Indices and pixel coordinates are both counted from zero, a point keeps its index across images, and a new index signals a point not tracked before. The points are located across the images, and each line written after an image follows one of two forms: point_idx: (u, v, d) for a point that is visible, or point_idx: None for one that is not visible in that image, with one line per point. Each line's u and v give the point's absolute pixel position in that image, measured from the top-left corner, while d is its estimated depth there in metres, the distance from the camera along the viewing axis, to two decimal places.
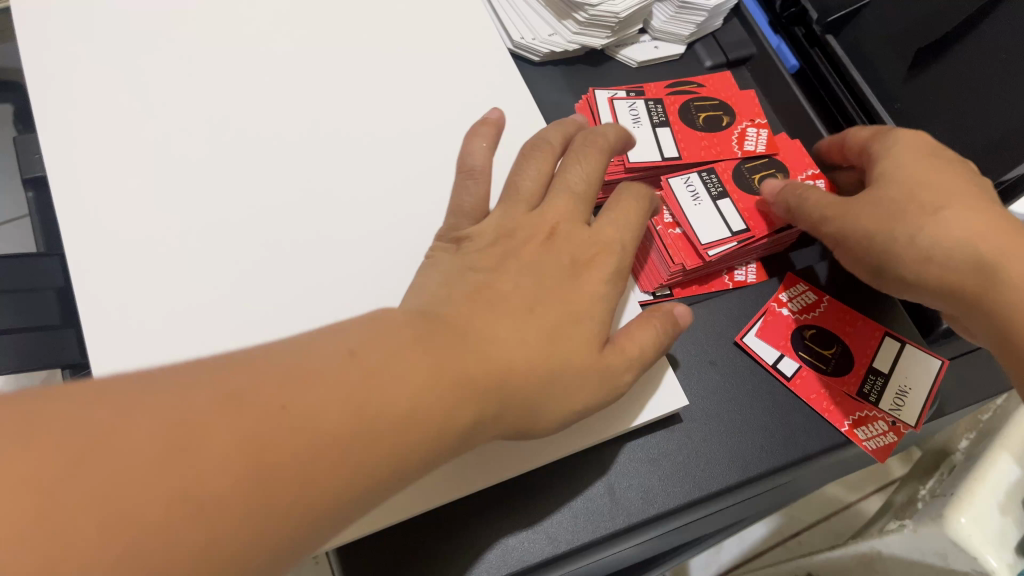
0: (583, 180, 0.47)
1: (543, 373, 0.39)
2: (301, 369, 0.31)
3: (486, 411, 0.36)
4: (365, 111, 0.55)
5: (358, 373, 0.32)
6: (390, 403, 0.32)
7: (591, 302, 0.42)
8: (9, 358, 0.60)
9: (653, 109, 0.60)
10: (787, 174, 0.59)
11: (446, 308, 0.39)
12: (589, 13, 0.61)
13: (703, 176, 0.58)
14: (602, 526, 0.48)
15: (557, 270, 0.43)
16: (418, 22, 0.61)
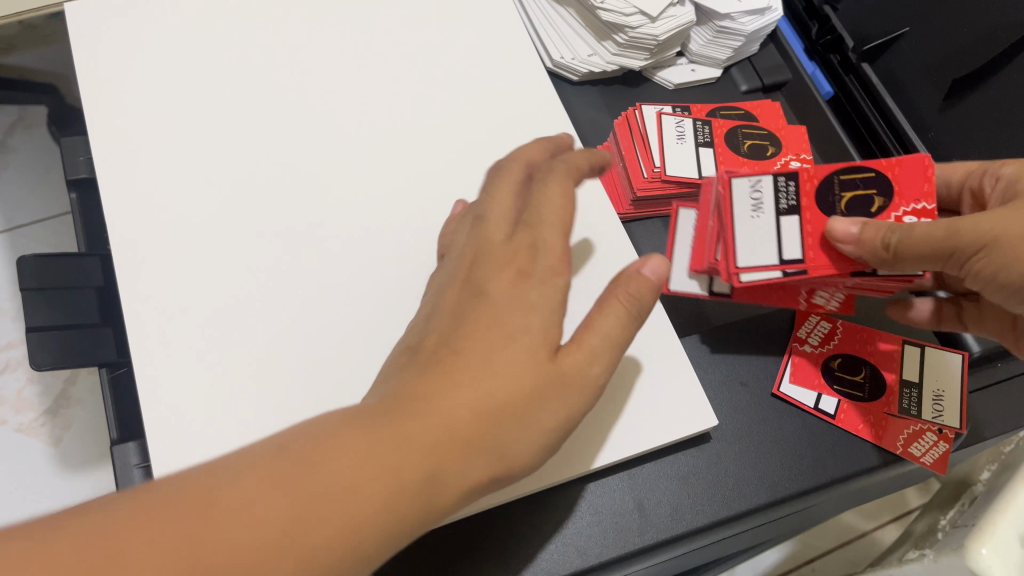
0: (508, 206, 0.39)
1: (563, 425, 0.36)
2: (305, 453, 0.29)
3: (494, 438, 0.33)
4: (407, 127, 0.58)
5: (338, 426, 0.31)
6: (405, 474, 0.30)
7: (550, 310, 0.36)
8: (47, 353, 0.61)
9: (699, 128, 0.60)
10: (887, 202, 0.49)
11: (442, 335, 0.36)
12: (628, 35, 0.62)
13: (779, 181, 0.50)
14: (630, 541, 0.48)
15: (496, 287, 0.36)
16: (459, 41, 0.63)
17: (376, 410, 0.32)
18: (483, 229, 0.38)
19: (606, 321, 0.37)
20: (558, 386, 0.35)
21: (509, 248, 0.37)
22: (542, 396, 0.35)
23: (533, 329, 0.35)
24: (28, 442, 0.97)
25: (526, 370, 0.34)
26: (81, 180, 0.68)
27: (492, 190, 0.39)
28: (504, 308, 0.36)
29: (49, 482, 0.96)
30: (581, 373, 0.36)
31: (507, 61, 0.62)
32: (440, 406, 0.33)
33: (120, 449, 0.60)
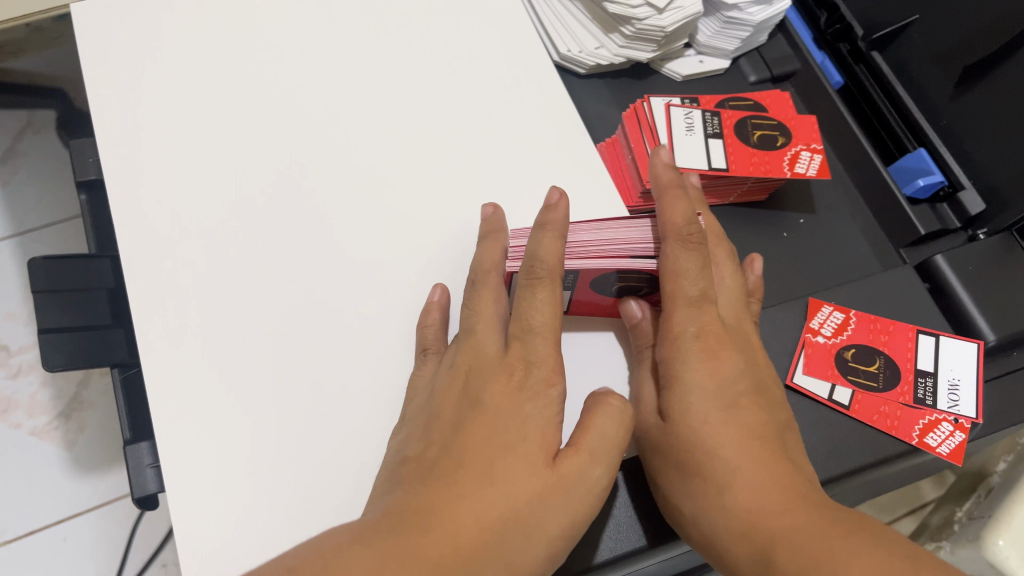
0: (492, 318, 0.45)
1: (563, 529, 0.40)
2: (347, 545, 0.35)
3: (500, 544, 0.38)
4: (415, 127, 0.58)
5: (381, 534, 0.36)
6: (427, 556, 0.35)
7: (550, 418, 0.42)
8: (60, 355, 0.61)
9: (709, 119, 0.60)
10: (789, 138, 0.60)
11: (449, 438, 0.41)
12: (635, 27, 0.61)
13: (706, 115, 0.60)
14: (644, 535, 0.48)
15: (503, 407, 0.42)
16: (466, 35, 0.62)
17: (412, 506, 0.38)
18: (472, 342, 0.44)
19: (613, 423, 0.43)
20: (561, 494, 0.40)
21: (504, 368, 0.43)
22: (550, 503, 0.40)
23: (529, 441, 0.41)
24: (42, 444, 0.98)
25: (534, 480, 0.40)
26: (91, 182, 0.69)
27: (473, 308, 0.46)
28: (504, 421, 0.41)
29: (64, 484, 0.96)
30: (586, 471, 0.41)
31: (513, 56, 0.62)
32: (460, 514, 0.38)
33: (132, 450, 0.61)
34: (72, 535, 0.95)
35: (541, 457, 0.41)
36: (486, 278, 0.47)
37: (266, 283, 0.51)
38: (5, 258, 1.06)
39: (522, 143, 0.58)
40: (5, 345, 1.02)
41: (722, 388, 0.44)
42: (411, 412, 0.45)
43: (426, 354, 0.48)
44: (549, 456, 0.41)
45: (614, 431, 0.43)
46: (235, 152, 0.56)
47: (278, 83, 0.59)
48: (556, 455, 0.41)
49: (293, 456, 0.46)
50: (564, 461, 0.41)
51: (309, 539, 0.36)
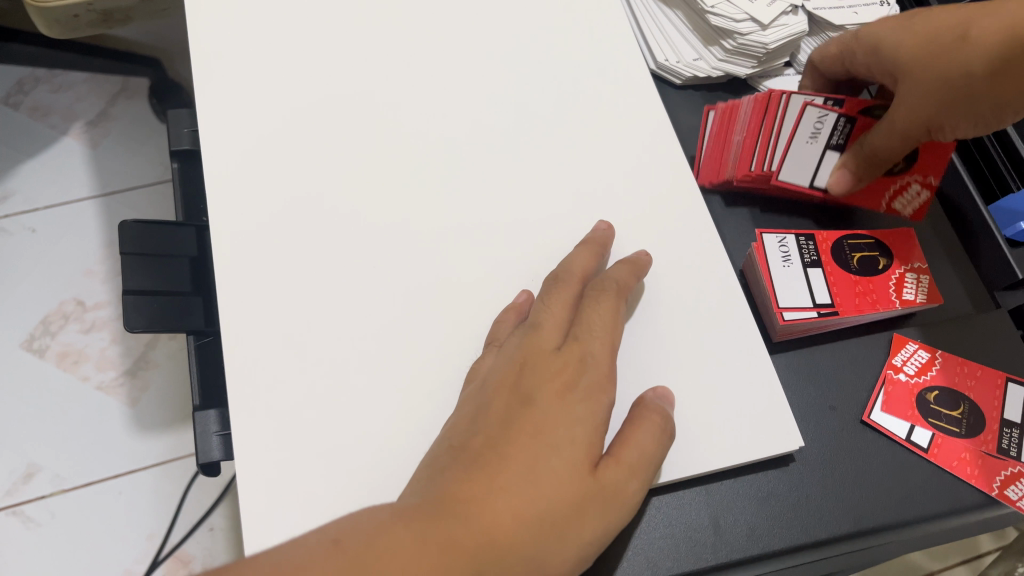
0: (558, 319, 0.45)
1: (602, 533, 0.40)
2: (382, 530, 0.36)
3: (536, 541, 0.38)
4: (503, 124, 0.58)
5: (417, 525, 0.36)
6: (459, 547, 0.36)
7: (597, 424, 0.41)
8: (141, 317, 0.63)
9: (839, 128, 0.57)
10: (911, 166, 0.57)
11: (496, 429, 0.41)
12: (737, 41, 0.60)
13: (840, 120, 0.56)
14: (703, 558, 0.47)
15: (552, 407, 0.41)
16: (560, 35, 0.62)
17: (451, 495, 0.38)
18: (533, 338, 0.44)
19: (649, 433, 0.43)
20: (597, 504, 0.40)
21: (561, 366, 0.43)
22: (585, 510, 0.39)
23: (575, 445, 0.40)
24: (107, 400, 1.01)
25: (573, 481, 0.39)
26: (183, 151, 0.71)
27: (546, 305, 0.46)
28: (554, 419, 0.41)
29: (125, 440, 0.99)
30: (622, 480, 0.41)
31: (607, 59, 0.61)
32: (496, 510, 0.38)
33: (200, 416, 0.62)
34: (126, 490, 0.97)
35: (584, 462, 0.40)
36: (566, 281, 0.48)
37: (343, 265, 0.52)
38: (89, 215, 1.10)
39: (610, 150, 0.57)
40: (81, 301, 1.06)
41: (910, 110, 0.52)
42: (468, 394, 0.44)
43: (488, 347, 0.48)
44: (592, 461, 0.41)
45: (649, 447, 0.43)
46: (322, 133, 0.56)
47: (368, 68, 0.59)
48: (598, 463, 0.41)
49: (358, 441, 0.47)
50: (604, 470, 0.41)
51: (352, 518, 0.37)
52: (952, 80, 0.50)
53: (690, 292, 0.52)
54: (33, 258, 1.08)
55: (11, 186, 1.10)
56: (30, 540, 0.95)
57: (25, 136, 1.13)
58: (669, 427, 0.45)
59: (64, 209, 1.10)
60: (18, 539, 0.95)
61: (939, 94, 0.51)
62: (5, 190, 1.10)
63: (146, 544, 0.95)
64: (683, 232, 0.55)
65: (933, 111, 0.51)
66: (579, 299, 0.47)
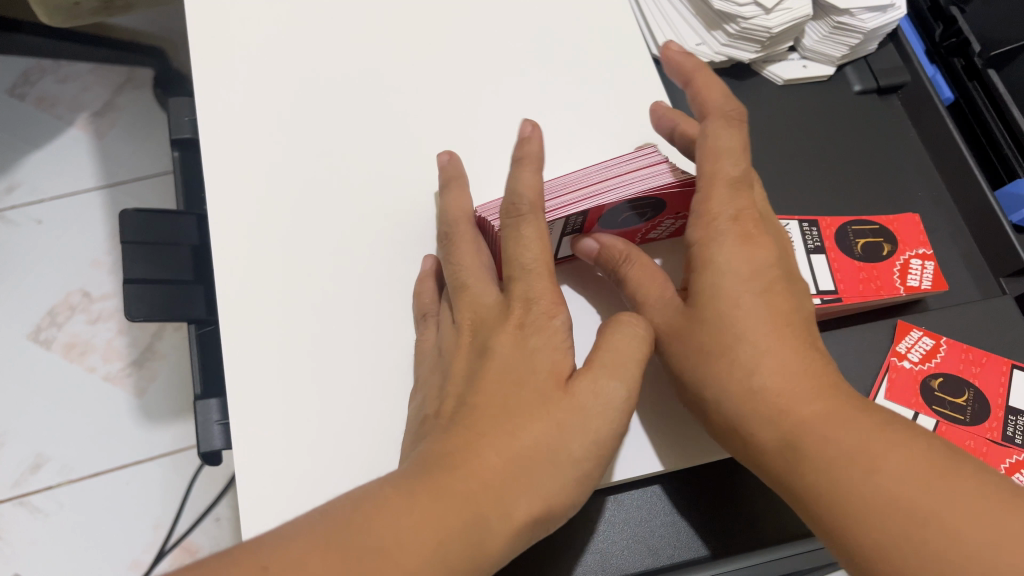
0: (476, 267, 0.44)
1: (598, 453, 0.40)
2: (370, 495, 0.35)
3: (527, 473, 0.38)
4: (504, 109, 0.57)
5: (408, 483, 0.36)
6: (449, 494, 0.36)
7: (558, 342, 0.41)
8: (143, 307, 0.62)
9: (808, 232, 0.54)
10: (894, 245, 0.55)
11: (465, 389, 0.41)
12: (740, 26, 0.59)
13: (804, 227, 0.55)
14: (704, 546, 0.47)
15: (506, 343, 0.41)
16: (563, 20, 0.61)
17: (429, 454, 0.38)
18: (468, 299, 0.43)
19: (623, 336, 0.42)
20: (581, 417, 0.39)
21: (503, 312, 0.42)
22: (569, 421, 0.39)
23: (538, 372, 0.40)
24: (114, 391, 1.01)
25: (549, 408, 0.39)
26: (184, 141, 0.70)
27: (456, 262, 0.44)
28: (512, 356, 0.41)
29: (132, 431, 0.99)
30: (602, 391, 0.40)
31: (610, 42, 0.60)
32: (480, 459, 0.38)
33: (202, 406, 0.62)
34: (135, 480, 0.98)
35: (555, 384, 0.40)
36: (458, 228, 0.45)
37: (343, 254, 0.51)
38: (94, 206, 1.10)
39: (611, 136, 0.57)
40: (88, 292, 1.06)
41: (755, 273, 0.41)
42: (424, 372, 0.45)
43: (425, 319, 0.48)
44: (564, 381, 0.40)
45: (633, 349, 0.41)
46: (322, 120, 0.56)
47: (368, 53, 0.59)
48: (571, 380, 0.41)
49: (356, 429, 0.47)
50: (579, 382, 0.40)
51: (345, 491, 0.36)
52: (738, 311, 0.41)
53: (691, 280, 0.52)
54: (39, 249, 1.08)
55: (17, 177, 1.11)
56: (38, 531, 0.95)
57: (30, 127, 1.13)
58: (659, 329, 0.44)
59: (70, 200, 1.10)
60: (26, 529, 0.95)
61: (711, 336, 0.41)
62: (10, 182, 1.10)
63: (153, 534, 0.96)
64: None
65: (710, 334, 0.41)
66: (481, 238, 0.45)
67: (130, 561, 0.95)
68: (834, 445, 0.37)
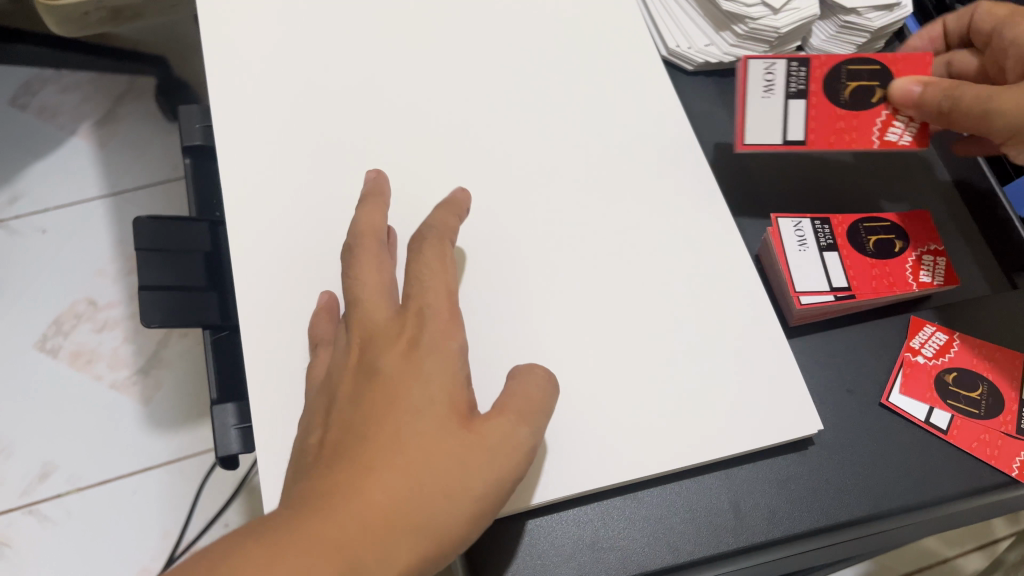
0: (376, 286, 0.41)
1: (494, 494, 0.38)
2: (229, 551, 0.31)
3: (420, 517, 0.35)
4: (511, 109, 0.57)
5: (272, 528, 0.33)
6: (326, 542, 0.32)
7: (454, 373, 0.39)
8: (156, 313, 0.63)
9: (821, 229, 0.55)
10: (906, 242, 0.55)
11: (341, 410, 0.39)
12: (748, 26, 0.60)
13: (816, 224, 0.55)
14: (724, 541, 0.47)
15: (397, 367, 0.39)
16: (568, 22, 0.62)
17: (313, 490, 0.35)
18: (361, 317, 0.41)
19: (532, 387, 0.42)
20: (484, 453, 0.38)
21: (397, 330, 0.40)
22: (473, 455, 0.38)
23: (438, 403, 0.38)
24: (121, 398, 1.01)
25: (444, 443, 0.37)
26: (195, 147, 0.71)
27: (354, 275, 0.42)
28: (403, 384, 0.38)
29: (139, 438, 1.00)
30: (501, 430, 0.39)
31: (619, 45, 0.61)
32: (367, 498, 0.35)
33: (218, 409, 0.62)
34: (141, 489, 0.98)
35: (453, 419, 0.38)
36: (362, 241, 0.43)
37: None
38: (97, 215, 1.10)
39: (617, 137, 0.57)
40: (93, 300, 1.06)
41: None
42: (312, 404, 0.42)
43: (318, 347, 0.46)
44: (463, 418, 0.39)
45: (533, 395, 0.41)
46: (334, 123, 0.56)
47: (377, 54, 0.59)
48: (471, 417, 0.39)
49: None
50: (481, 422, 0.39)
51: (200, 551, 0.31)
52: None
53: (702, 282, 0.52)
54: (44, 258, 1.08)
55: (21, 187, 1.11)
56: (47, 539, 0.95)
57: (33, 137, 1.13)
58: (553, 379, 0.43)
59: (73, 209, 1.10)
60: (33, 540, 0.95)
61: None
62: (14, 192, 1.11)
63: (162, 542, 0.96)
64: (698, 224, 0.54)
65: None
66: (387, 254, 0.43)
67: (139, 569, 0.94)
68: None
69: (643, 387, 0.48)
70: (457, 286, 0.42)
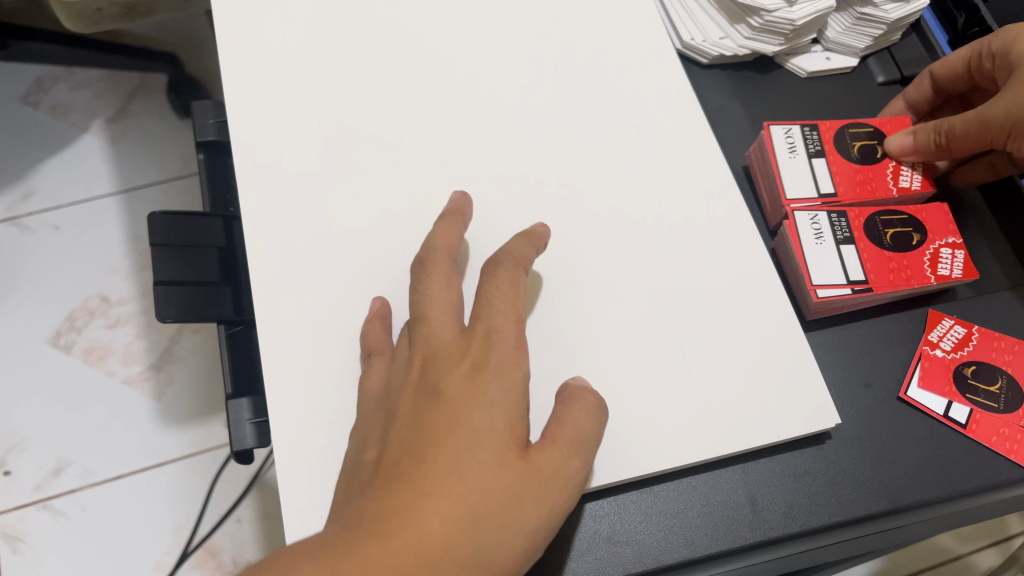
0: (443, 304, 0.42)
1: (547, 524, 0.39)
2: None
3: (475, 546, 0.36)
4: (524, 104, 0.57)
5: (334, 556, 0.34)
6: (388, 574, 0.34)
7: (516, 400, 0.40)
8: (171, 308, 0.63)
9: (837, 223, 0.54)
10: (924, 236, 0.54)
11: (401, 430, 0.40)
12: (763, 19, 0.59)
13: (832, 216, 0.54)
14: (740, 536, 0.47)
15: (460, 391, 0.40)
16: (581, 16, 0.61)
17: (373, 518, 0.36)
18: (426, 332, 0.42)
19: (582, 414, 0.42)
20: (538, 486, 0.39)
21: (462, 351, 0.41)
22: (528, 489, 0.39)
23: (496, 431, 0.39)
24: (134, 393, 1.02)
25: (501, 472, 0.38)
26: (209, 142, 0.71)
27: (422, 292, 0.43)
28: (466, 409, 0.39)
29: (152, 434, 1.00)
30: (554, 459, 0.40)
31: (633, 39, 0.61)
32: (426, 527, 0.36)
33: (234, 404, 0.62)
34: (155, 483, 0.98)
35: (511, 447, 0.39)
36: (434, 260, 0.44)
37: (371, 253, 0.52)
38: (110, 211, 1.11)
39: (630, 131, 0.57)
40: (106, 296, 1.07)
41: None
42: (366, 415, 0.43)
43: (371, 357, 0.46)
44: (519, 446, 0.40)
45: (584, 424, 0.42)
46: (348, 118, 0.56)
47: (391, 50, 0.59)
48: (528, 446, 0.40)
49: None
50: (536, 452, 0.40)
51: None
52: None
53: (718, 277, 0.52)
54: (58, 254, 1.08)
55: (34, 183, 1.11)
56: (62, 534, 0.96)
57: (47, 134, 1.14)
58: (603, 406, 0.44)
59: (86, 206, 1.11)
60: (47, 534, 0.96)
61: None
62: (28, 188, 1.11)
63: (175, 536, 0.96)
64: (713, 219, 0.54)
65: None
66: (456, 275, 0.44)
67: (155, 562, 0.95)
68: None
69: (658, 382, 0.48)
70: (524, 313, 0.43)
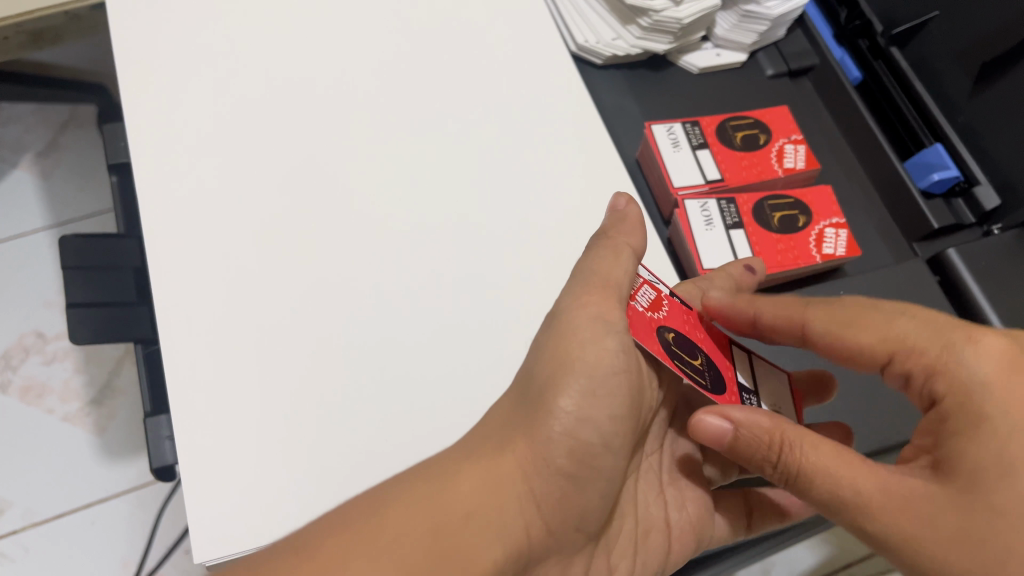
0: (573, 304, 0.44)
1: (584, 391, 0.39)
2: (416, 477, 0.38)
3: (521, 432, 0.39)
4: (429, 113, 0.59)
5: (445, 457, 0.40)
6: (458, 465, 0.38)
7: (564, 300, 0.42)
8: (85, 329, 0.63)
9: (725, 209, 0.56)
10: (809, 218, 0.57)
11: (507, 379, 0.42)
12: (652, 19, 0.62)
13: (721, 203, 0.56)
14: None
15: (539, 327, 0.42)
16: (484, 28, 0.64)
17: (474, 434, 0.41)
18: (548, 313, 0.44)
19: (610, 266, 0.42)
20: (567, 359, 0.39)
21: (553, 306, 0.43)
22: (559, 381, 0.39)
23: (541, 340, 0.41)
24: (76, 432, 0.95)
25: (541, 368, 0.40)
26: (121, 164, 0.71)
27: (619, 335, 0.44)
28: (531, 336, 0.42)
29: (87, 466, 0.94)
30: (579, 328, 0.40)
31: (531, 48, 0.63)
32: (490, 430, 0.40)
33: (153, 421, 0.62)
34: (101, 519, 0.92)
35: (544, 340, 0.41)
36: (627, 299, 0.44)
37: (295, 257, 0.53)
38: (42, 247, 1.05)
39: (530, 135, 0.60)
40: (42, 332, 1.00)
41: None
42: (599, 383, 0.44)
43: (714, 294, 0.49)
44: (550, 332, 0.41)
45: (614, 278, 0.41)
46: (253, 129, 0.57)
47: (298, 65, 0.60)
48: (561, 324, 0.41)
49: (285, 426, 0.47)
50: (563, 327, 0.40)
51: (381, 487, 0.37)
52: None
53: None
54: None
55: None
56: None
57: None
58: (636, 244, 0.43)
59: (16, 243, 1.04)
60: None
61: None
62: None
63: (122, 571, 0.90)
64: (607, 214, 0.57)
65: None
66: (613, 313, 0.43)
67: None
68: (908, 532, 0.34)
69: None
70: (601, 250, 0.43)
